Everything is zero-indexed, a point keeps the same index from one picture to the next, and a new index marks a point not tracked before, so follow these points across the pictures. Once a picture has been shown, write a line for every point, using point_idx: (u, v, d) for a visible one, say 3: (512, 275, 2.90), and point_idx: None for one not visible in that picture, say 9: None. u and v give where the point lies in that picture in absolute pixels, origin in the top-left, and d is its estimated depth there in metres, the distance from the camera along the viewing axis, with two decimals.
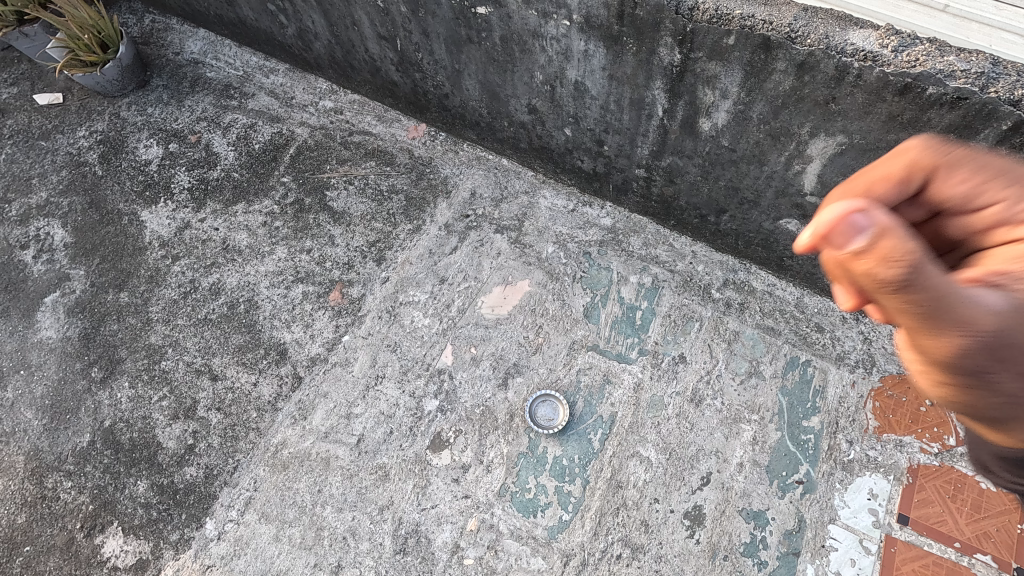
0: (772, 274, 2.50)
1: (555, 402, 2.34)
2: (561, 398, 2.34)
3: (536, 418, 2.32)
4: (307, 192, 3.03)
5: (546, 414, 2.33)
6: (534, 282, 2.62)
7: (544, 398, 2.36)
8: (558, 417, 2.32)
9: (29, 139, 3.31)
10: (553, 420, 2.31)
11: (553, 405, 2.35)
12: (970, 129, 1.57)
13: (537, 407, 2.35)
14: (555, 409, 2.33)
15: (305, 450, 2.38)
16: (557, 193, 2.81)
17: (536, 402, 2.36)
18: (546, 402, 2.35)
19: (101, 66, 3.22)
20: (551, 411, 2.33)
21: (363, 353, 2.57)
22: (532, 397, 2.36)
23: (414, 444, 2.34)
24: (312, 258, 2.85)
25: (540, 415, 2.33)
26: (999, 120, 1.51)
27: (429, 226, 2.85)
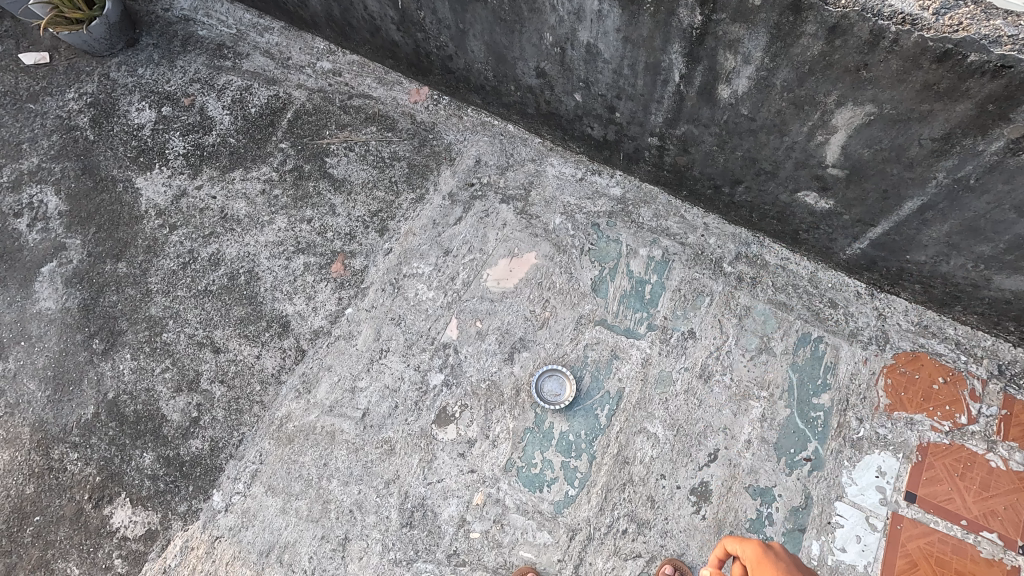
0: (785, 248, 2.41)
1: (561, 378, 2.31)
2: (567, 374, 2.31)
3: (542, 393, 2.30)
4: (307, 159, 2.93)
5: (552, 389, 2.30)
6: (541, 254, 2.56)
7: (551, 373, 2.33)
8: (564, 393, 2.29)
9: (17, 101, 3.18)
10: (559, 396, 2.28)
11: (559, 380, 2.32)
12: (1013, 101, 1.46)
13: (544, 381, 2.32)
14: (562, 384, 2.31)
15: (310, 424, 2.38)
16: (565, 161, 2.71)
17: (543, 376, 2.33)
18: (552, 377, 2.32)
19: (87, 24, 3.07)
20: (558, 386, 2.30)
21: (367, 327, 2.52)
22: (538, 372, 2.33)
23: (419, 418, 2.32)
24: (312, 228, 2.78)
25: (546, 389, 2.30)
26: None
27: (433, 196, 2.76)
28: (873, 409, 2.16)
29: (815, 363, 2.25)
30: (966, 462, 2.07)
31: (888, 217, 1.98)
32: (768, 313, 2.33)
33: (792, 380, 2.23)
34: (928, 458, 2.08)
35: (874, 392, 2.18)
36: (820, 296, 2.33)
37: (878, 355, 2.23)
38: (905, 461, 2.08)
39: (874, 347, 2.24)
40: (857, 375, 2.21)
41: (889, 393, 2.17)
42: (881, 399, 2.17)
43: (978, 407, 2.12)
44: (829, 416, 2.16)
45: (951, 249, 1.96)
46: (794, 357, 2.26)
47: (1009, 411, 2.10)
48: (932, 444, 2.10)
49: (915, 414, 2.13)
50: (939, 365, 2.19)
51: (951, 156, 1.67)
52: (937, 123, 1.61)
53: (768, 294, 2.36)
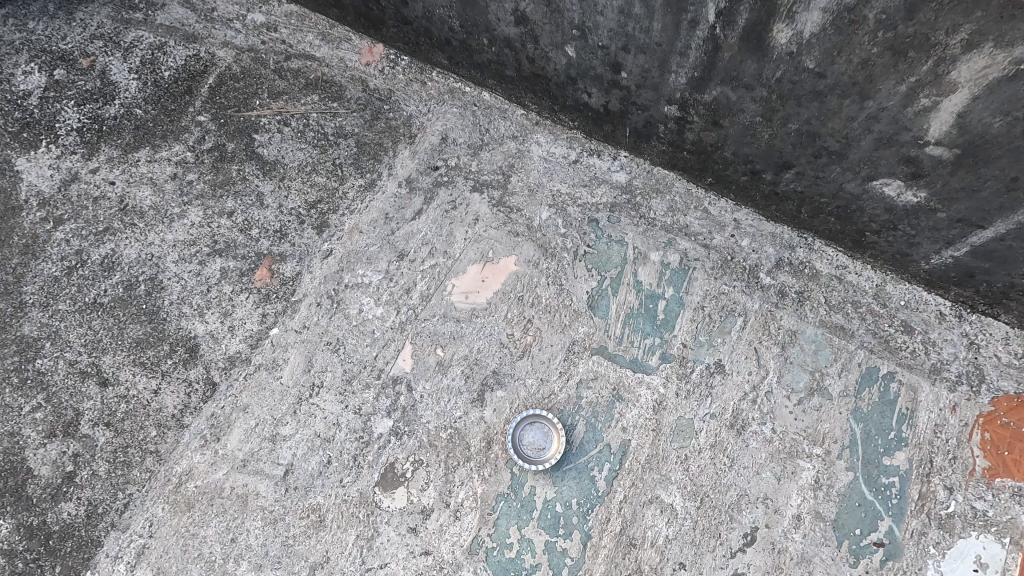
0: (842, 253, 1.82)
1: (545, 426, 1.76)
2: (555, 423, 1.75)
3: (519, 448, 1.75)
4: (229, 136, 2.31)
5: (533, 442, 1.75)
6: (522, 260, 1.98)
7: (531, 420, 1.77)
8: (550, 447, 1.74)
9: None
10: (543, 451, 1.73)
11: (543, 430, 1.76)
12: None
13: (522, 431, 1.77)
14: (546, 435, 1.75)
15: (216, 484, 1.82)
16: (554, 138, 2.11)
17: (521, 424, 1.77)
18: (534, 425, 1.77)
19: None
20: (541, 438, 1.75)
21: (296, 354, 1.96)
22: (516, 420, 1.77)
23: (358, 480, 1.77)
24: (233, 224, 2.18)
25: (526, 442, 1.75)
26: None
27: (386, 184, 2.17)
28: (967, 475, 1.62)
29: (886, 410, 1.68)
30: None
31: (1009, 216, 1.41)
32: (820, 341, 1.76)
33: (855, 433, 1.67)
34: None
35: (967, 451, 1.64)
36: (890, 318, 1.76)
37: (970, 400, 1.67)
38: (1014, 549, 1.57)
39: (963, 388, 1.68)
40: (942, 428, 1.65)
41: (988, 454, 1.63)
42: (977, 461, 1.62)
43: None
44: (907, 483, 1.62)
45: None
46: (857, 401, 1.70)
47: None
48: None
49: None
50: None
51: None
52: None
53: (820, 315, 1.79)
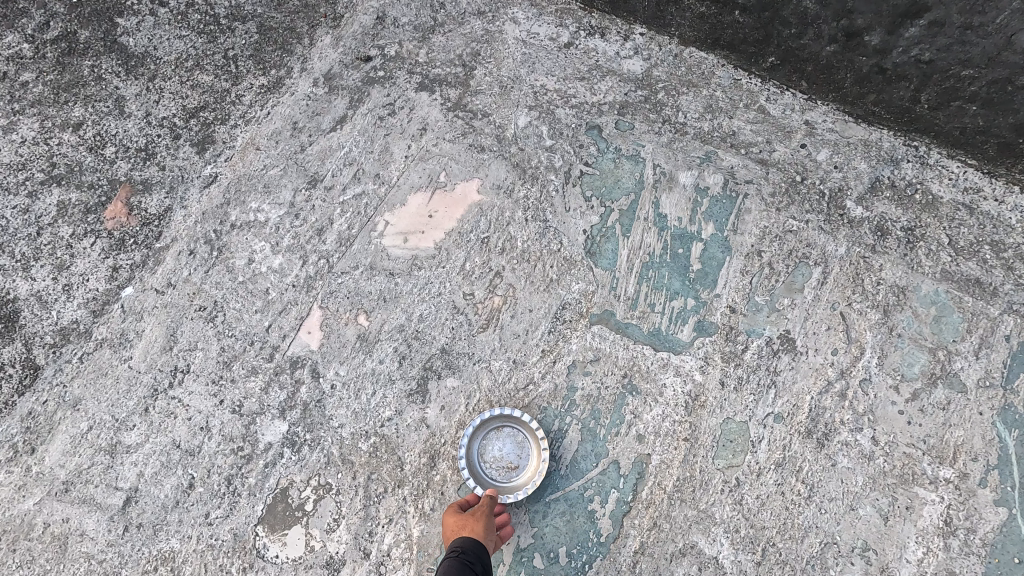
0: (973, 167, 1.18)
1: (518, 436, 1.16)
2: (535, 433, 1.15)
3: (477, 467, 1.16)
4: (83, 21, 1.60)
5: (497, 458, 1.16)
6: (486, 186, 1.34)
7: (496, 426, 1.17)
8: (525, 467, 1.16)
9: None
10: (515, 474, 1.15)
11: (513, 440, 1.17)
12: None
13: (483, 442, 1.17)
14: (519, 449, 1.16)
15: (23, 520, 1.21)
16: (538, 12, 1.43)
17: (481, 431, 1.17)
18: (502, 436, 1.17)
19: None
20: (511, 452, 1.16)
21: (153, 325, 1.32)
22: (476, 428, 1.16)
23: (234, 515, 1.18)
24: (80, 140, 1.53)
25: (486, 459, 1.16)
26: None
27: (296, 83, 1.51)
28: None
29: None
30: None
31: None
32: (944, 303, 1.14)
33: (1007, 446, 1.06)
34: None
35: None
36: None
37: None
38: None
39: None
40: None
41: None
42: None
43: None
44: None
45: None
46: (1007, 396, 1.08)
47: None
48: None
49: None
50: None
51: None
52: None
53: (941, 264, 1.16)
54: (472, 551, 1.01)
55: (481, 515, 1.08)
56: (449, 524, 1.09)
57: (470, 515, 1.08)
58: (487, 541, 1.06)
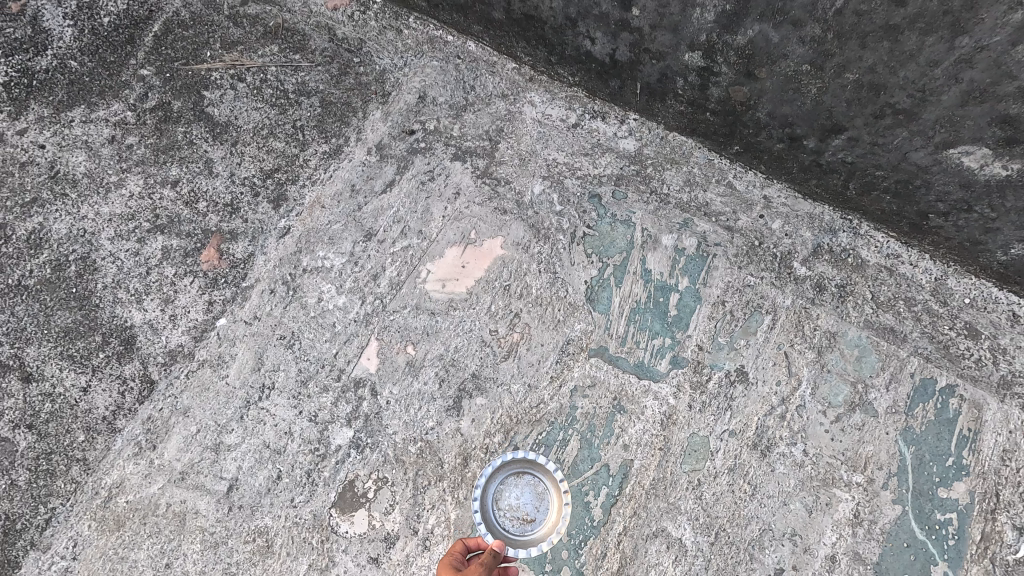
0: (894, 239, 1.49)
1: (537, 489, 1.44)
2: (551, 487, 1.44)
3: (493, 506, 1.42)
4: (176, 93, 2.00)
5: (512, 500, 1.43)
6: (508, 242, 1.68)
7: (519, 473, 1.44)
8: (539, 517, 1.42)
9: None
10: (528, 521, 1.41)
11: (533, 489, 1.44)
12: None
13: (505, 490, 1.43)
14: (536, 501, 1.43)
15: (150, 501, 1.57)
16: (552, 96, 1.75)
17: (505, 477, 1.44)
18: (522, 486, 1.44)
19: None
20: (528, 500, 1.43)
21: (245, 349, 1.68)
22: (504, 477, 1.43)
23: (313, 500, 1.53)
24: (177, 196, 1.89)
25: (502, 499, 1.42)
26: None
27: (353, 151, 1.85)
28: None
29: (943, 431, 1.39)
30: None
31: None
32: (864, 346, 1.46)
33: (905, 458, 1.39)
34: None
35: None
36: (951, 319, 1.45)
37: None
38: None
39: None
40: (1012, 455, 1.36)
41: None
42: None
43: None
44: (967, 522, 1.35)
45: None
46: (907, 420, 1.41)
47: None
48: None
49: None
50: None
51: None
52: None
53: (865, 314, 1.48)
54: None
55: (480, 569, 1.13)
56: None
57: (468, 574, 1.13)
58: None
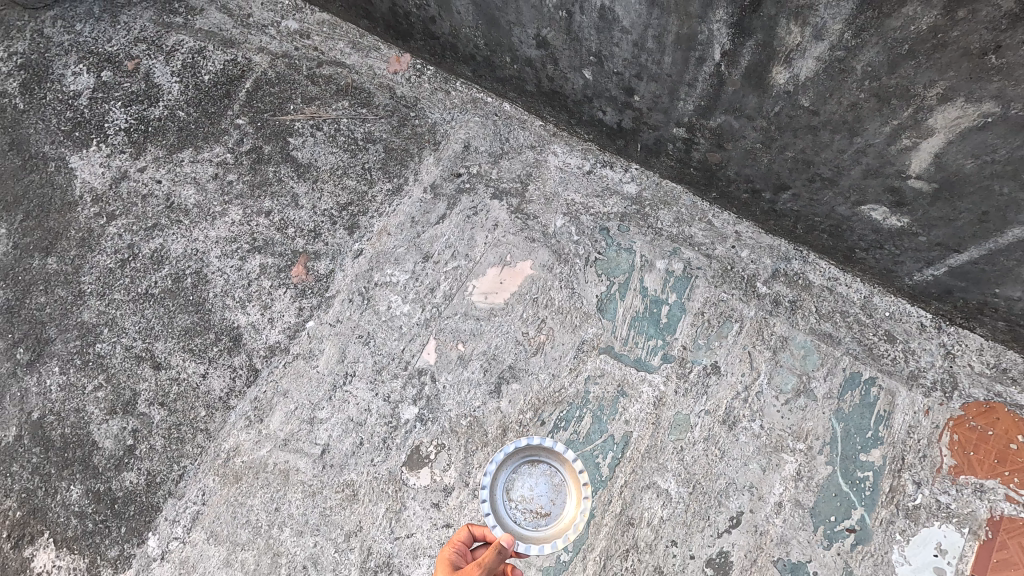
0: (834, 266, 1.96)
1: (551, 484, 1.67)
2: (561, 482, 1.68)
3: (511, 496, 1.66)
4: (266, 139, 2.47)
5: (527, 492, 1.67)
6: (537, 263, 2.14)
7: (535, 469, 1.69)
8: (550, 509, 1.66)
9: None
10: (540, 512, 1.64)
11: (546, 480, 1.69)
12: None
13: (523, 481, 1.68)
14: (550, 494, 1.67)
15: (260, 460, 2.04)
16: (571, 149, 2.23)
17: (523, 471, 1.69)
18: (537, 480, 1.68)
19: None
20: (539, 492, 1.67)
21: (330, 345, 2.15)
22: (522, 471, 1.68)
23: (387, 460, 1.99)
24: (271, 223, 2.36)
25: (518, 491, 1.67)
26: None
27: (412, 189, 2.31)
28: (935, 471, 1.78)
29: (865, 412, 1.85)
30: None
31: (983, 243, 1.53)
32: (809, 347, 1.93)
33: (836, 431, 1.85)
34: (1000, 536, 1.71)
35: (936, 450, 1.80)
36: (875, 327, 1.92)
37: (943, 405, 1.83)
38: (972, 539, 1.72)
39: (938, 394, 1.84)
40: (915, 429, 1.83)
41: (954, 453, 1.79)
42: (944, 459, 1.79)
43: None
44: (880, 477, 1.79)
45: None
46: (839, 402, 1.87)
47: None
48: (1005, 519, 1.72)
49: (986, 479, 1.76)
50: (1018, 420, 1.80)
51: None
52: None
53: (810, 323, 1.95)
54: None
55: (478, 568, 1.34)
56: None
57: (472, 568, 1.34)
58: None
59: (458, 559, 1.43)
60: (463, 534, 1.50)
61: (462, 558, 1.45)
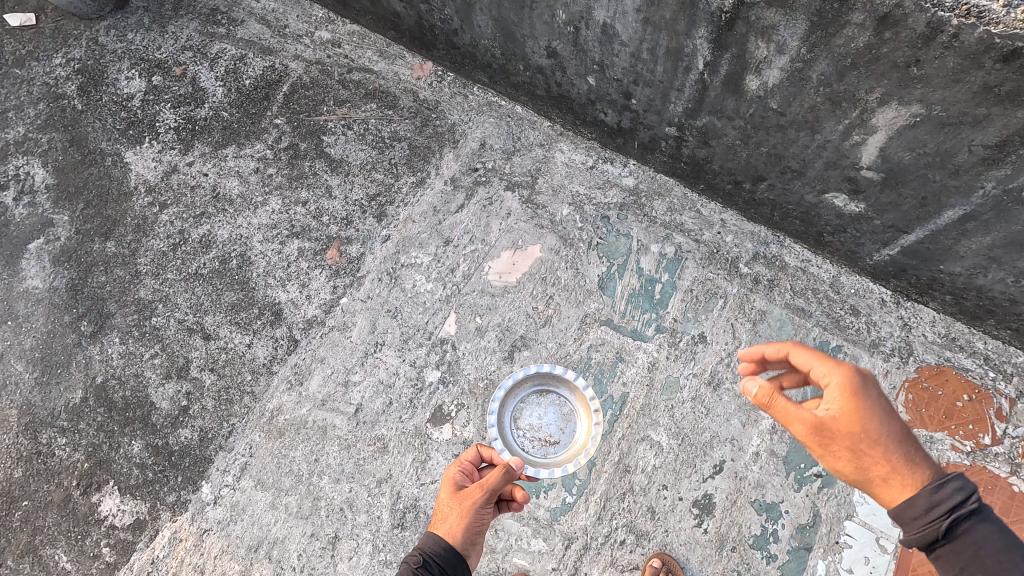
0: (807, 249, 2.24)
1: (560, 415, 2.16)
2: (566, 416, 2.16)
3: (526, 426, 2.14)
4: (302, 137, 2.74)
5: (539, 422, 2.15)
6: (546, 247, 2.42)
7: (546, 403, 2.17)
8: (559, 437, 2.13)
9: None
10: (548, 438, 2.12)
11: (555, 414, 2.17)
12: None
13: (536, 415, 2.16)
14: (559, 424, 2.14)
15: (302, 418, 2.31)
16: (577, 147, 2.51)
17: (534, 406, 2.17)
18: (546, 414, 2.16)
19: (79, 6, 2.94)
20: (550, 423, 2.15)
21: (362, 318, 2.42)
22: (533, 406, 2.17)
23: (414, 417, 2.26)
24: (307, 211, 2.63)
25: (531, 421, 2.15)
26: None
27: (434, 181, 2.58)
28: None
29: None
30: (987, 485, 1.98)
31: (926, 225, 1.81)
32: (784, 319, 2.20)
33: (806, 391, 2.12)
34: None
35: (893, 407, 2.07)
36: (842, 302, 2.19)
37: (900, 368, 2.10)
38: None
39: (896, 359, 2.11)
40: None
41: (908, 410, 2.06)
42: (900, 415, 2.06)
43: (1004, 427, 2.01)
44: None
45: (991, 262, 1.79)
46: None
47: None
48: (951, 465, 2.00)
49: (935, 432, 2.03)
50: (964, 381, 2.07)
51: (1004, 166, 1.47)
52: (992, 130, 1.41)
53: (786, 299, 2.22)
54: (462, 555, 1.60)
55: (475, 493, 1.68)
56: (457, 499, 1.69)
57: (471, 492, 1.68)
58: (483, 504, 1.67)
59: (461, 478, 1.78)
60: (470, 454, 1.82)
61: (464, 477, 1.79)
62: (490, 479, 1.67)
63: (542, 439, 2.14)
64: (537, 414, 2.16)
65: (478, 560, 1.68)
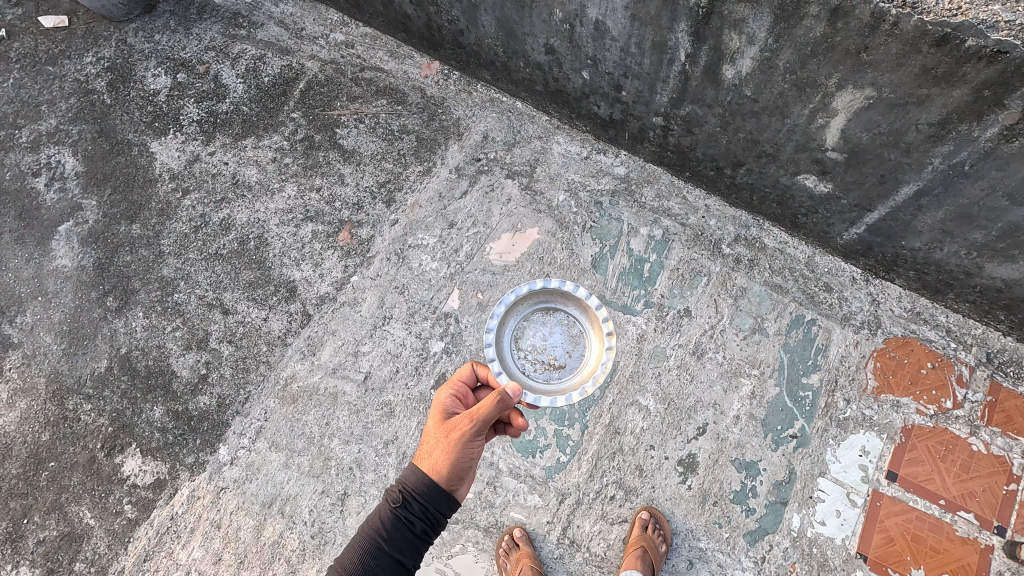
0: (784, 231, 2.42)
1: (568, 340, 2.13)
2: (574, 339, 2.12)
3: (528, 348, 2.12)
4: (317, 130, 2.94)
5: (543, 344, 2.13)
6: (543, 230, 2.60)
7: (552, 324, 2.14)
8: (568, 361, 2.10)
9: (6, 62, 3.15)
10: (554, 362, 2.10)
11: (563, 335, 2.14)
12: (982, 106, 1.54)
13: (543, 334, 2.14)
14: (566, 350, 2.12)
15: (314, 385, 2.49)
16: (572, 139, 2.71)
17: (540, 326, 2.15)
18: (553, 334, 2.14)
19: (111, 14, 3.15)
20: (556, 344, 2.12)
21: (372, 295, 2.60)
22: (539, 327, 2.15)
23: (419, 383, 2.44)
24: (321, 197, 2.80)
25: (535, 342, 2.13)
26: (1015, 89, 1.46)
27: (440, 170, 2.77)
28: (861, 391, 2.23)
29: (807, 346, 2.29)
30: (949, 444, 2.16)
31: (885, 203, 2.00)
32: (763, 295, 2.37)
33: (783, 360, 2.29)
34: (911, 439, 2.17)
35: (863, 373, 2.25)
36: (816, 280, 2.37)
37: (869, 339, 2.28)
38: (889, 442, 2.18)
39: (865, 331, 2.29)
40: (847, 358, 2.27)
41: (877, 377, 2.24)
42: (869, 381, 2.24)
43: (964, 392, 2.18)
44: (818, 396, 2.24)
45: (945, 236, 1.98)
46: (786, 338, 2.31)
47: (994, 398, 2.17)
48: (916, 427, 2.18)
49: (901, 397, 2.21)
50: (929, 351, 2.24)
51: (947, 142, 1.67)
52: (933, 109, 1.62)
53: (765, 277, 2.39)
54: (445, 488, 1.58)
55: (463, 424, 1.59)
56: (446, 429, 1.62)
57: (459, 423, 1.60)
58: (472, 435, 1.59)
59: (452, 404, 1.72)
60: (465, 372, 1.81)
61: (455, 402, 1.74)
62: (480, 410, 1.58)
63: (547, 360, 2.11)
64: (542, 333, 2.14)
65: (468, 488, 1.67)
